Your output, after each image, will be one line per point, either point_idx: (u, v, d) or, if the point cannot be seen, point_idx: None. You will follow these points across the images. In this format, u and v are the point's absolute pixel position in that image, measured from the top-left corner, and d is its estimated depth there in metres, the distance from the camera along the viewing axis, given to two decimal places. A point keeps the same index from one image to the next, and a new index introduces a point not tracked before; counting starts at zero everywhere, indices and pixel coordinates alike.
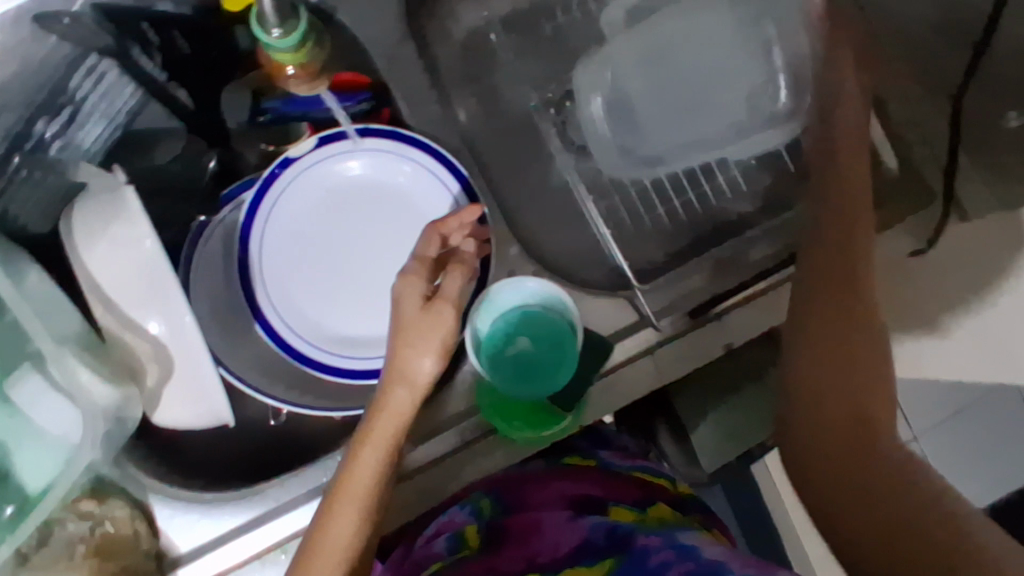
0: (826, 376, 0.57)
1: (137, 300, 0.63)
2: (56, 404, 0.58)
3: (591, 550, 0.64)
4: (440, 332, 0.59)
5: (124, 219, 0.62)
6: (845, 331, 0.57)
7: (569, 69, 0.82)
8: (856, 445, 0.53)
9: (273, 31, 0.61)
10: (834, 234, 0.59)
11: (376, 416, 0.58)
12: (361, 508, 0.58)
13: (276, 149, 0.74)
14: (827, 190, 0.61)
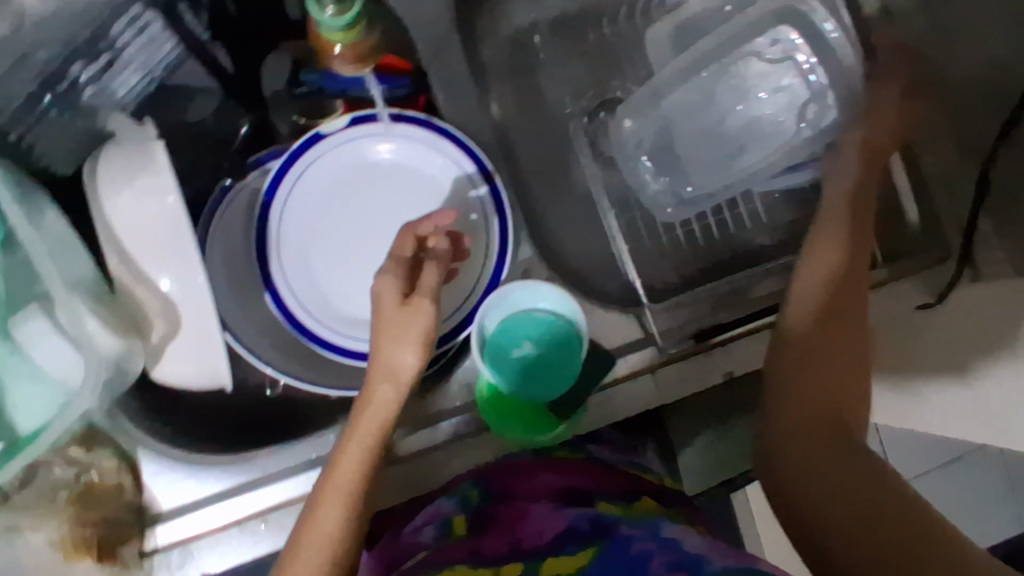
0: (815, 374, 0.59)
1: (154, 255, 0.60)
2: (59, 348, 0.56)
3: (576, 535, 0.65)
4: (418, 325, 0.61)
5: (152, 172, 0.60)
6: (841, 343, 0.60)
7: (607, 80, 0.83)
8: (839, 444, 0.56)
9: (329, 7, 0.64)
10: (823, 274, 0.61)
11: (362, 412, 0.60)
12: (345, 504, 0.58)
13: (309, 123, 0.73)
14: (825, 235, 0.64)
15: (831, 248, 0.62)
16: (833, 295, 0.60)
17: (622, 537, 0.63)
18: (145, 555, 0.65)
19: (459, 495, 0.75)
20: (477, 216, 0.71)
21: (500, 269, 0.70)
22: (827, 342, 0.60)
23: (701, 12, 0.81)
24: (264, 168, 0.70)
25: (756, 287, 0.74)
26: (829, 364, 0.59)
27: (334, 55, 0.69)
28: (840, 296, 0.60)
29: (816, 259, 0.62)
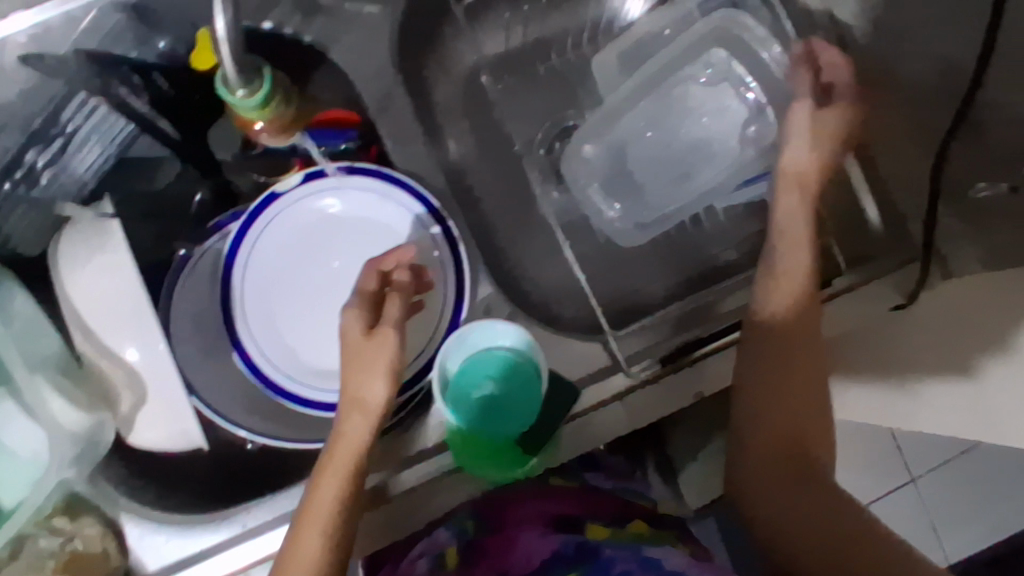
0: (777, 408, 0.67)
1: (116, 327, 0.64)
2: (23, 428, 0.58)
3: (564, 560, 0.73)
4: (385, 354, 0.63)
5: (107, 248, 0.66)
6: (800, 367, 0.66)
7: (562, 109, 0.84)
8: (801, 472, 0.66)
9: (239, 91, 0.58)
10: (779, 287, 0.66)
11: (334, 444, 0.61)
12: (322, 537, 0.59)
13: (269, 181, 0.74)
14: (776, 250, 0.68)
15: (792, 273, 0.66)
16: (789, 323, 0.64)
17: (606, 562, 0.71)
18: None
19: (456, 526, 0.81)
20: (434, 256, 0.72)
21: (460, 307, 0.72)
22: (788, 355, 0.65)
23: (645, 36, 0.82)
24: (225, 231, 0.73)
25: (727, 301, 0.74)
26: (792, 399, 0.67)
27: (256, 131, 0.68)
28: (796, 321, 0.64)
29: (773, 287, 0.66)
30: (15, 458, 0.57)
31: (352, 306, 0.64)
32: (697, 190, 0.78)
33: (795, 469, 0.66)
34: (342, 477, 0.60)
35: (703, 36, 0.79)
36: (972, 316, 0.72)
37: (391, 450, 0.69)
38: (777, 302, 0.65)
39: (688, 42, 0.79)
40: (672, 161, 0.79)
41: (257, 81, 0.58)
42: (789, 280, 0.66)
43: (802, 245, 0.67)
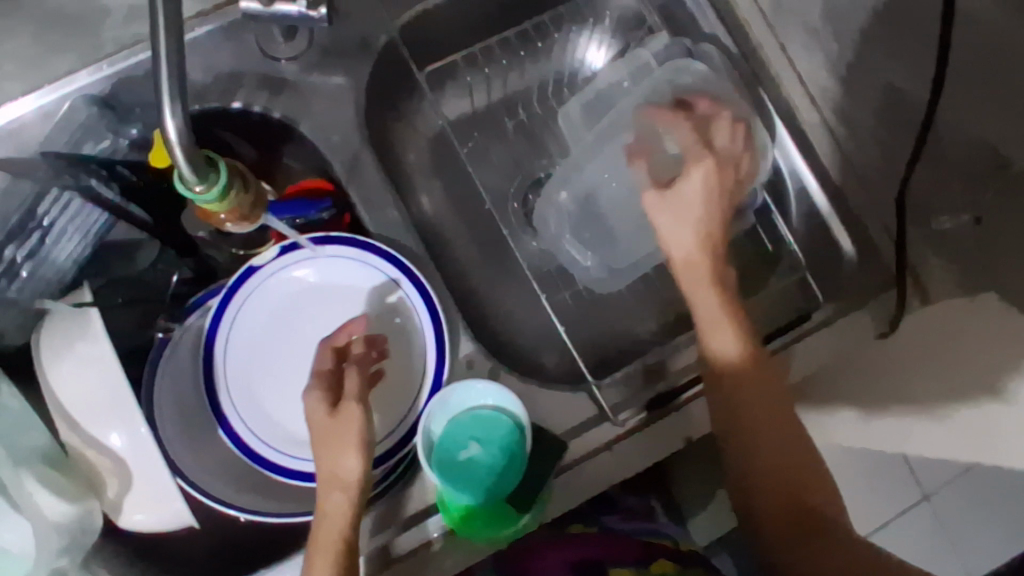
0: (768, 470, 0.65)
1: (99, 415, 0.63)
2: (12, 523, 0.58)
3: None
4: (353, 429, 0.62)
5: (89, 337, 0.63)
6: (778, 419, 0.65)
7: (532, 161, 0.86)
8: (809, 532, 0.61)
9: (194, 186, 0.51)
10: (729, 329, 0.66)
11: (320, 532, 0.61)
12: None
13: (246, 253, 0.76)
14: (705, 292, 0.67)
15: (711, 328, 0.67)
16: (738, 371, 0.65)
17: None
18: None
19: None
20: (409, 319, 0.75)
21: (440, 365, 0.71)
22: (760, 402, 0.65)
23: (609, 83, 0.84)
24: (204, 308, 0.73)
25: (676, 358, 0.75)
26: (786, 467, 0.64)
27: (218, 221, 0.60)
28: (749, 368, 0.65)
29: (716, 341, 0.66)
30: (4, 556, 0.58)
31: (312, 386, 0.63)
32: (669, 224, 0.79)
33: (800, 529, 0.62)
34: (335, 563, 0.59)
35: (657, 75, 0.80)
36: (940, 335, 0.72)
37: (381, 525, 0.68)
38: (727, 347, 0.66)
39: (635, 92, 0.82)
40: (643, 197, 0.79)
41: (211, 172, 0.51)
42: (723, 326, 0.66)
43: (716, 289, 0.67)
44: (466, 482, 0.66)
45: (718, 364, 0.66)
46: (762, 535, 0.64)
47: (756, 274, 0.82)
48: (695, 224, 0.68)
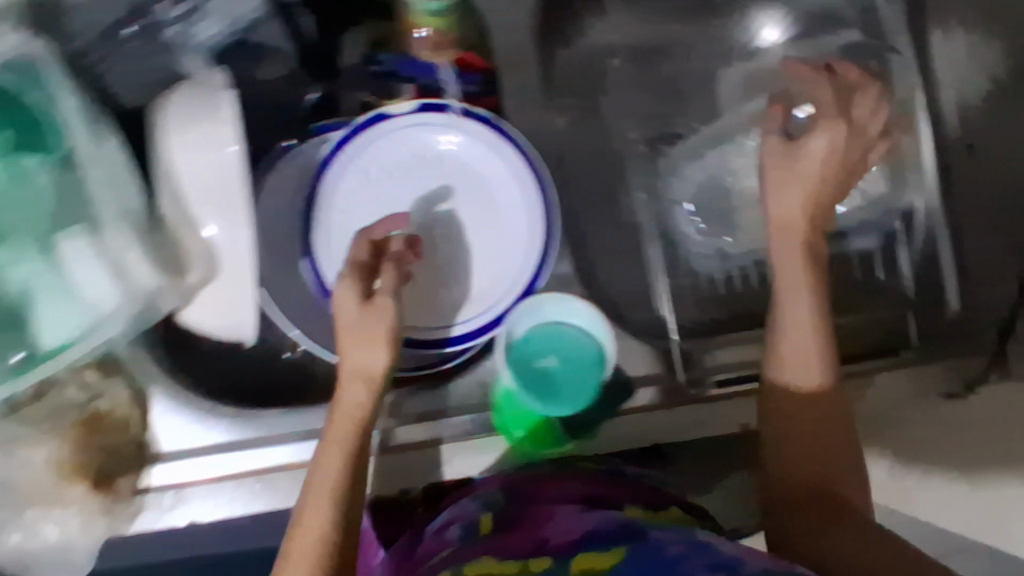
0: (803, 461, 0.60)
1: (206, 201, 0.61)
2: (94, 269, 0.58)
3: (603, 537, 0.56)
4: (387, 323, 0.60)
5: (215, 118, 0.60)
6: (834, 454, 0.60)
7: (670, 113, 0.80)
8: (842, 528, 0.56)
9: None
10: (795, 350, 0.61)
11: (337, 424, 0.59)
12: (326, 536, 0.55)
13: (377, 102, 0.73)
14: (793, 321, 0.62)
15: (804, 350, 0.61)
16: (813, 397, 0.61)
17: (653, 543, 0.54)
18: (138, 492, 0.64)
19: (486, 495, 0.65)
20: (518, 223, 0.72)
21: (537, 275, 0.70)
22: (823, 434, 0.60)
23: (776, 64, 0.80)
24: (324, 138, 0.71)
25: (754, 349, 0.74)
26: (824, 477, 0.59)
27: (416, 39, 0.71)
28: (825, 396, 0.61)
29: (804, 369, 0.61)
30: (74, 300, 0.58)
31: (347, 274, 0.61)
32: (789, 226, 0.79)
33: (835, 521, 0.56)
34: (349, 457, 0.58)
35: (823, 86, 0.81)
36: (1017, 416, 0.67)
37: (417, 404, 0.69)
38: (801, 374, 0.61)
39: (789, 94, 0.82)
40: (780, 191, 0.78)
41: None
42: (806, 336, 0.61)
43: (813, 305, 0.62)
44: (533, 391, 0.68)
45: (799, 388, 0.61)
46: (774, 518, 0.60)
47: (852, 303, 0.76)
48: (788, 255, 0.64)
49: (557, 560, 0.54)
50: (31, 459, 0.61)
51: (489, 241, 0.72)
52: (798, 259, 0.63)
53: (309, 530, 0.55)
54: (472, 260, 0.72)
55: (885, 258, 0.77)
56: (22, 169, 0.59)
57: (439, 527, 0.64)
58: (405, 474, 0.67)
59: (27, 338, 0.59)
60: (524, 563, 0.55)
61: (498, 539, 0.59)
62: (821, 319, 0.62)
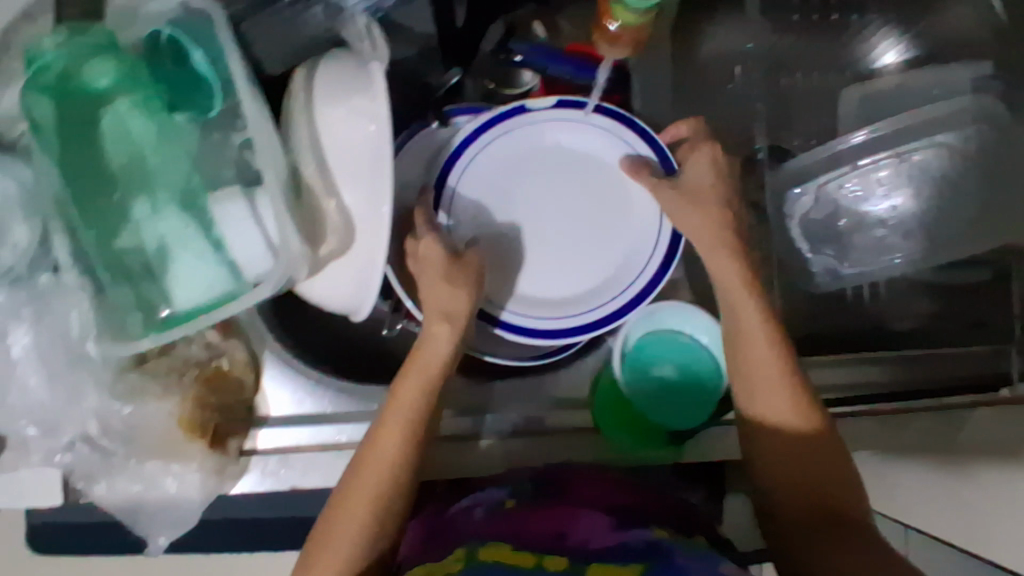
0: (797, 478, 0.60)
1: (350, 173, 0.61)
2: (250, 232, 0.58)
3: (626, 550, 0.56)
4: (470, 277, 0.63)
5: (368, 94, 0.60)
6: (822, 464, 0.60)
7: (784, 127, 0.81)
8: (838, 535, 0.57)
9: None
10: (773, 368, 0.62)
11: (413, 370, 0.61)
12: (391, 477, 0.58)
13: (494, 90, 0.74)
14: (737, 346, 0.64)
15: (771, 388, 0.62)
16: (798, 436, 0.61)
17: (678, 565, 0.54)
18: (244, 453, 0.65)
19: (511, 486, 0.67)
20: (636, 232, 0.72)
21: (655, 282, 0.70)
22: (807, 446, 0.61)
23: (896, 89, 0.78)
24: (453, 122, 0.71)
25: (846, 371, 0.76)
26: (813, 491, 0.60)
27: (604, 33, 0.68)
28: (808, 437, 0.61)
29: (771, 405, 0.62)
30: (218, 259, 0.59)
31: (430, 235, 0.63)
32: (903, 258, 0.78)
33: (830, 531, 0.57)
34: (422, 396, 0.60)
35: (960, 112, 0.74)
36: None
37: (472, 397, 0.71)
38: (775, 402, 0.61)
39: (923, 120, 0.75)
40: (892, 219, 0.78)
41: None
42: (779, 379, 0.62)
43: (767, 327, 0.63)
44: (648, 395, 0.70)
45: (769, 421, 0.62)
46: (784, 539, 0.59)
47: (958, 338, 0.77)
48: (737, 291, 0.64)
49: (574, 562, 0.54)
50: (159, 411, 0.61)
51: (603, 245, 0.72)
52: (740, 285, 0.64)
53: (374, 468, 0.58)
54: (581, 260, 0.72)
55: (989, 293, 0.76)
56: (174, 127, 0.61)
57: (465, 508, 0.66)
58: (474, 461, 0.70)
59: (168, 293, 0.59)
60: (540, 558, 0.54)
61: (515, 525, 0.60)
62: (778, 347, 0.62)
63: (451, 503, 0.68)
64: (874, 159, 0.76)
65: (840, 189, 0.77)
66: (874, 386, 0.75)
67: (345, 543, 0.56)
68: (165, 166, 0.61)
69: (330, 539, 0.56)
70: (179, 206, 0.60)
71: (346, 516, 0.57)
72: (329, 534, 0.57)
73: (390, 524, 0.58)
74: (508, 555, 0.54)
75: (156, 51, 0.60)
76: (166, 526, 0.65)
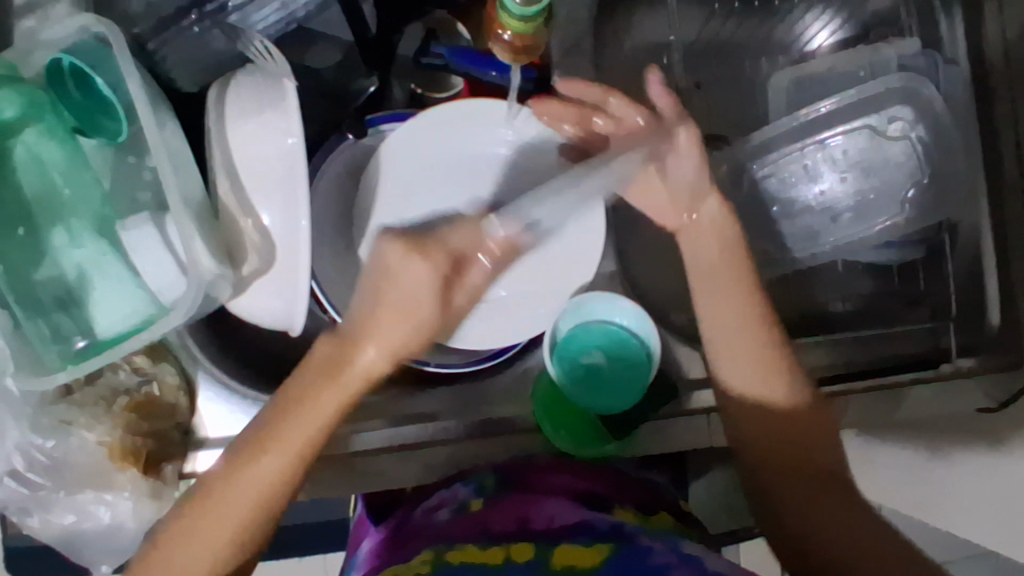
0: (790, 448, 0.60)
1: (265, 191, 0.60)
2: (159, 257, 0.58)
3: (590, 531, 0.60)
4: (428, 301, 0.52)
5: (278, 110, 0.60)
6: (808, 438, 0.60)
7: (718, 115, 0.80)
8: (836, 497, 0.58)
9: None
10: (750, 318, 0.60)
11: (295, 421, 0.52)
12: (262, 501, 0.53)
13: (423, 93, 0.74)
14: (715, 293, 0.61)
15: (758, 360, 0.60)
16: (788, 410, 0.60)
17: (641, 547, 0.57)
18: (182, 478, 0.64)
19: (476, 481, 0.68)
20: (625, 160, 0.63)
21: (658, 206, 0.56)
22: (790, 417, 0.60)
23: (827, 72, 0.78)
24: (378, 130, 0.69)
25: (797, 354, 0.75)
26: (806, 474, 0.59)
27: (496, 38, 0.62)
28: (796, 412, 0.60)
29: (768, 392, 0.59)
30: (136, 284, 0.59)
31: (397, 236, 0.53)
32: (853, 239, 0.77)
33: (828, 488, 0.59)
34: (329, 419, 0.53)
35: (888, 92, 0.75)
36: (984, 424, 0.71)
37: (407, 406, 0.70)
38: (740, 377, 0.60)
39: (851, 103, 0.76)
40: (837, 206, 0.77)
41: None
42: (756, 352, 0.60)
43: (735, 262, 0.61)
44: (582, 386, 0.68)
45: (763, 400, 0.60)
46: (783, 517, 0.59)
47: (897, 317, 0.77)
48: (706, 236, 0.62)
49: (540, 547, 0.58)
50: (85, 443, 0.61)
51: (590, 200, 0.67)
52: (713, 240, 0.62)
53: (242, 491, 0.52)
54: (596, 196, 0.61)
55: (925, 272, 0.76)
56: (83, 154, 0.61)
57: (431, 508, 0.67)
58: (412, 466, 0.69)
59: (87, 324, 0.60)
60: (507, 550, 0.58)
61: (483, 517, 0.63)
62: (766, 328, 0.60)
63: (415, 507, 0.70)
64: (816, 141, 0.77)
65: (771, 178, 0.78)
66: (828, 367, 0.75)
67: (200, 547, 0.52)
68: (77, 195, 0.61)
69: (205, 518, 0.52)
70: (94, 234, 0.60)
71: (215, 506, 0.52)
72: (198, 513, 0.53)
73: (245, 553, 0.54)
74: (475, 554, 0.57)
75: (59, 80, 0.59)
76: (107, 553, 0.65)
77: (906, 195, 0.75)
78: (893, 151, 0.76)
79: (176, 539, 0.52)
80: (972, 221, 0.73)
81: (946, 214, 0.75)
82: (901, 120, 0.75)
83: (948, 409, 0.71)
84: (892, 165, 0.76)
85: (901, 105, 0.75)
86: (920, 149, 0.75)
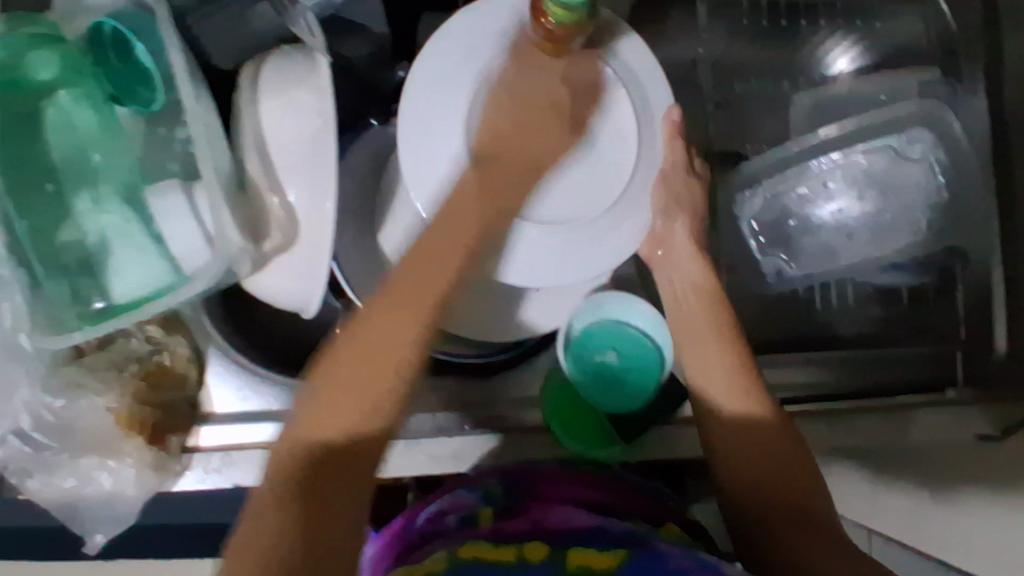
0: (763, 476, 0.58)
1: (292, 166, 0.61)
2: (184, 224, 0.58)
3: (604, 536, 0.57)
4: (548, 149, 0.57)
5: (313, 90, 0.61)
6: (784, 469, 0.58)
7: (741, 131, 0.81)
8: (816, 533, 0.54)
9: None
10: (714, 329, 0.62)
11: (410, 277, 0.53)
12: (433, 298, 0.52)
13: None
14: (683, 341, 0.63)
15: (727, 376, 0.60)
16: (755, 421, 0.59)
17: (659, 552, 0.54)
18: (185, 451, 0.64)
19: (482, 490, 0.65)
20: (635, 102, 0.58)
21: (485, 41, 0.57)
22: (755, 436, 0.59)
23: (848, 94, 0.79)
24: None
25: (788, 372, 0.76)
26: (785, 509, 0.56)
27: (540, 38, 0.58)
28: (767, 430, 0.59)
29: (737, 397, 0.59)
30: (157, 253, 0.60)
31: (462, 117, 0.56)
32: (867, 260, 0.77)
33: (802, 527, 0.55)
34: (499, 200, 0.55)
35: (906, 117, 0.76)
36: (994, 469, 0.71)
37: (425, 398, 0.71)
38: (721, 393, 0.60)
39: (870, 124, 0.77)
40: (852, 229, 0.78)
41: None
42: (721, 368, 0.60)
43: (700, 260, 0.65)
44: (594, 384, 0.69)
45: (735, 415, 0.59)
46: (768, 546, 0.55)
47: (905, 340, 0.77)
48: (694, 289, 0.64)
49: (554, 548, 0.55)
50: (95, 406, 0.60)
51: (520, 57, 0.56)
52: (692, 266, 0.65)
53: (390, 317, 0.51)
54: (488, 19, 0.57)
55: (935, 297, 0.77)
56: (118, 122, 0.61)
57: (436, 514, 0.64)
58: (415, 459, 0.68)
59: (106, 287, 0.59)
60: (521, 550, 0.55)
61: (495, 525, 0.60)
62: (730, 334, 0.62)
63: (422, 509, 0.66)
64: (828, 160, 0.78)
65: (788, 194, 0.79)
66: (814, 388, 0.75)
67: (381, 354, 0.50)
68: (109, 164, 0.61)
69: (360, 350, 0.50)
70: (119, 201, 0.60)
71: (375, 324, 0.51)
72: (361, 336, 0.51)
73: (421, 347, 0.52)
74: (488, 551, 0.55)
75: (99, 44, 0.59)
76: (104, 523, 0.64)
77: (921, 216, 0.76)
78: (908, 181, 0.76)
79: (341, 369, 0.49)
80: (985, 248, 0.74)
81: (957, 241, 0.75)
82: (920, 143, 0.76)
83: (947, 437, 0.71)
84: (907, 185, 0.76)
85: (924, 129, 0.75)
86: (939, 176, 0.75)
